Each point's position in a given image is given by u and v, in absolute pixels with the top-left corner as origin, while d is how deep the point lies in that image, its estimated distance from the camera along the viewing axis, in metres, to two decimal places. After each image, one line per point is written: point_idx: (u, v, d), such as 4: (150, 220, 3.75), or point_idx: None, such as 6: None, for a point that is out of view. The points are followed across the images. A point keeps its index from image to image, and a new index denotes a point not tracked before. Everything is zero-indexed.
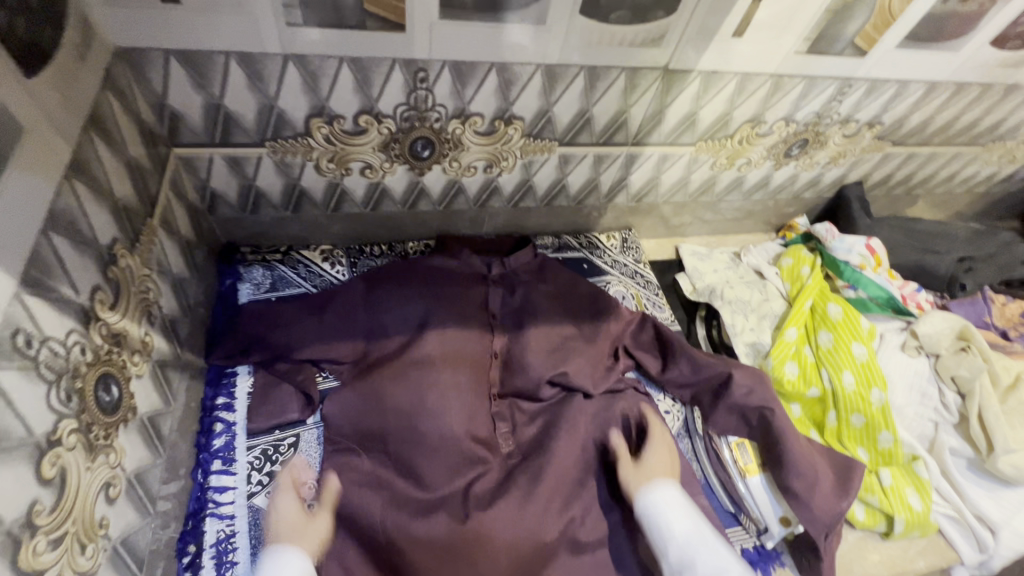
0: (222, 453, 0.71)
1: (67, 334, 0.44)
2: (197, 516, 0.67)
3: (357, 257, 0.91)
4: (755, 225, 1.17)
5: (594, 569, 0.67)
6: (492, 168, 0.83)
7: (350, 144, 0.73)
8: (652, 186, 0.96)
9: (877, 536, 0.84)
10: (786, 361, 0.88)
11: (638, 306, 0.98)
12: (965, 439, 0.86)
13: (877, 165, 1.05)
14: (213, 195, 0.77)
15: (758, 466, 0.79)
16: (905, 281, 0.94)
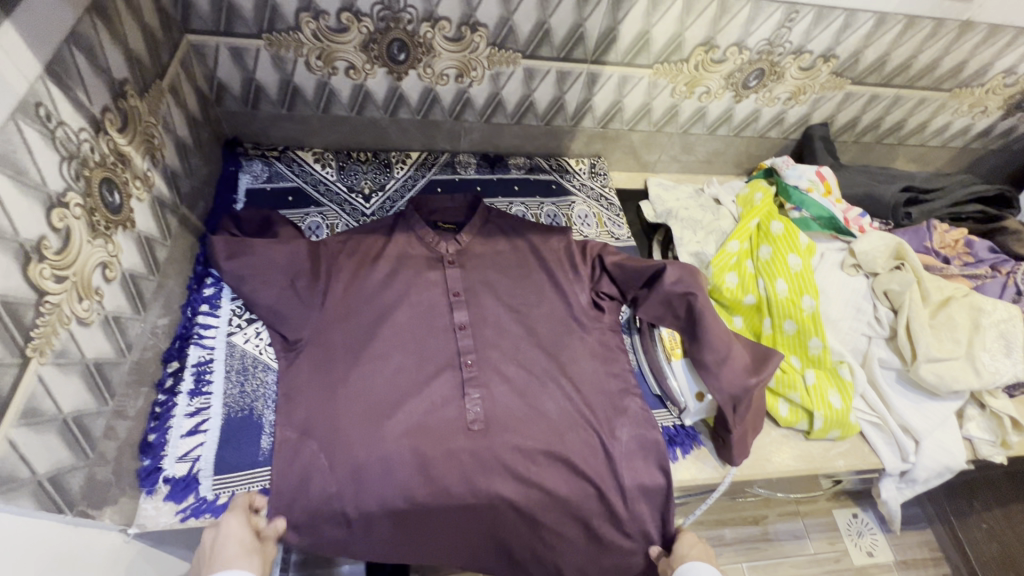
0: (210, 299, 0.84)
1: (79, 129, 0.56)
2: (183, 340, 0.79)
3: (345, 162, 1.04)
4: (726, 166, 1.23)
5: (508, 450, 0.79)
6: (463, 78, 0.93)
7: (335, 43, 0.84)
8: (617, 111, 1.04)
9: (800, 435, 0.90)
10: (726, 270, 0.94)
11: (598, 224, 1.07)
12: (894, 352, 0.91)
13: (840, 106, 1.10)
14: (220, 86, 0.89)
15: (682, 351, 0.87)
16: (850, 206, 0.98)
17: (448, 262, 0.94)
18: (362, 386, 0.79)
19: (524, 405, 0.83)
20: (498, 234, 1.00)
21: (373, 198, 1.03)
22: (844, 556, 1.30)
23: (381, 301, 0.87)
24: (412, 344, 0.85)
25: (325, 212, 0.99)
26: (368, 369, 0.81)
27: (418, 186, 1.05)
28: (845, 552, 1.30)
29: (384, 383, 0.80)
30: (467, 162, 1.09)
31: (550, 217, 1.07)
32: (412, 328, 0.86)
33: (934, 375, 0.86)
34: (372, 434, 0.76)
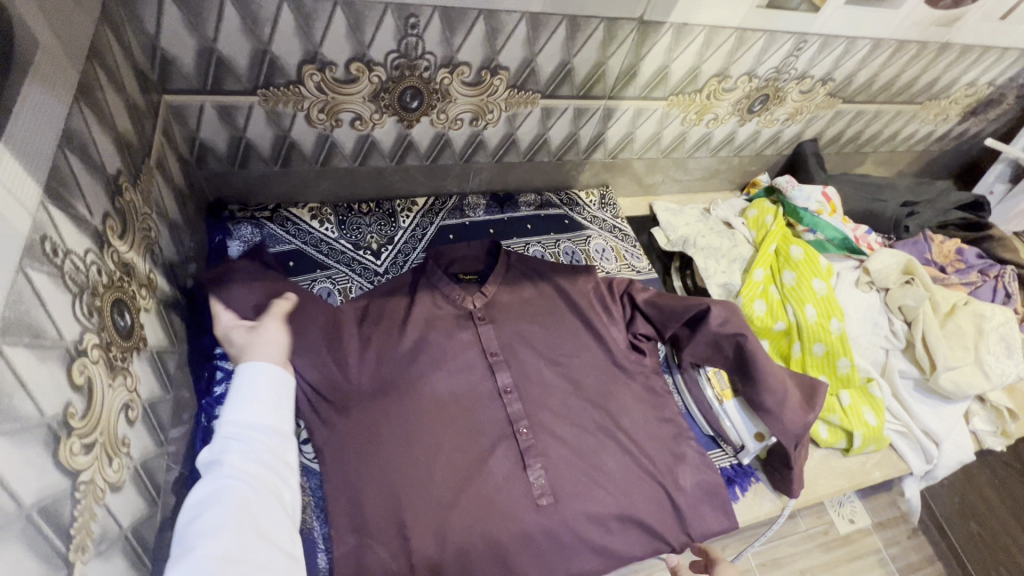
0: (224, 399, 0.73)
1: (86, 252, 0.45)
2: (205, 456, 0.68)
3: (345, 215, 0.95)
4: (722, 183, 1.25)
5: (583, 520, 0.75)
6: (478, 121, 0.87)
7: (342, 94, 0.75)
8: (628, 142, 1.02)
9: (838, 453, 0.94)
10: (754, 299, 0.96)
11: (617, 258, 1.05)
12: (911, 362, 0.96)
13: (829, 123, 1.14)
14: (202, 147, 0.77)
15: (733, 391, 0.88)
16: (857, 225, 1.04)
17: (478, 318, 0.88)
18: (415, 476, 0.73)
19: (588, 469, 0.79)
20: (523, 280, 0.94)
21: (382, 253, 0.94)
22: (829, 526, 1.32)
23: (419, 375, 0.80)
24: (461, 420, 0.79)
25: (334, 275, 0.89)
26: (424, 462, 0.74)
27: (429, 235, 0.97)
28: (831, 524, 1.31)
29: (438, 469, 0.74)
30: (477, 204, 1.03)
31: (569, 254, 1.03)
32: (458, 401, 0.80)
33: (952, 383, 0.92)
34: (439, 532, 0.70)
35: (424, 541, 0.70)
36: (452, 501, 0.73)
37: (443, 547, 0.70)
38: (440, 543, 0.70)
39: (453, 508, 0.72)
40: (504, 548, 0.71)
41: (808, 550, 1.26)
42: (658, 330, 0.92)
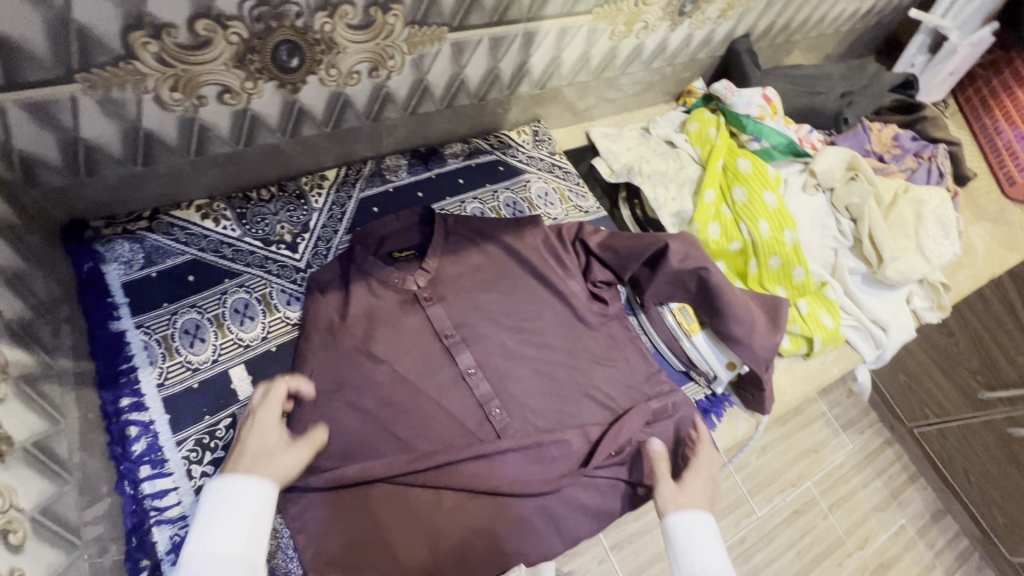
0: (148, 457, 0.62)
1: None
2: (141, 529, 0.59)
3: (244, 207, 0.80)
4: (657, 97, 1.16)
5: (574, 486, 0.73)
6: (379, 71, 0.72)
7: (196, 62, 0.58)
8: (555, 68, 0.90)
9: (800, 358, 0.96)
10: (708, 222, 0.92)
11: (561, 200, 0.97)
12: (859, 258, 0.97)
13: (761, 14, 1.06)
14: (26, 160, 0.59)
15: (698, 324, 0.87)
16: (799, 125, 1.00)
17: (425, 299, 0.79)
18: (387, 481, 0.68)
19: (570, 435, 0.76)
20: (468, 245, 0.84)
21: (300, 244, 0.81)
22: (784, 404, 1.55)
23: (370, 378, 0.71)
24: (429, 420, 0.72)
25: (247, 282, 0.76)
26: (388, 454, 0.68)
27: (349, 212, 0.85)
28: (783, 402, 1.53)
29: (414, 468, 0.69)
30: (397, 165, 0.90)
31: (510, 205, 0.93)
32: (420, 402, 0.72)
33: (898, 273, 0.94)
34: (428, 540, 0.66)
35: (409, 550, 0.65)
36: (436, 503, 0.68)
37: (433, 551, 0.65)
38: (428, 549, 0.65)
39: (436, 511, 0.67)
40: (501, 539, 0.68)
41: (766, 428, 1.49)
42: (617, 275, 0.86)
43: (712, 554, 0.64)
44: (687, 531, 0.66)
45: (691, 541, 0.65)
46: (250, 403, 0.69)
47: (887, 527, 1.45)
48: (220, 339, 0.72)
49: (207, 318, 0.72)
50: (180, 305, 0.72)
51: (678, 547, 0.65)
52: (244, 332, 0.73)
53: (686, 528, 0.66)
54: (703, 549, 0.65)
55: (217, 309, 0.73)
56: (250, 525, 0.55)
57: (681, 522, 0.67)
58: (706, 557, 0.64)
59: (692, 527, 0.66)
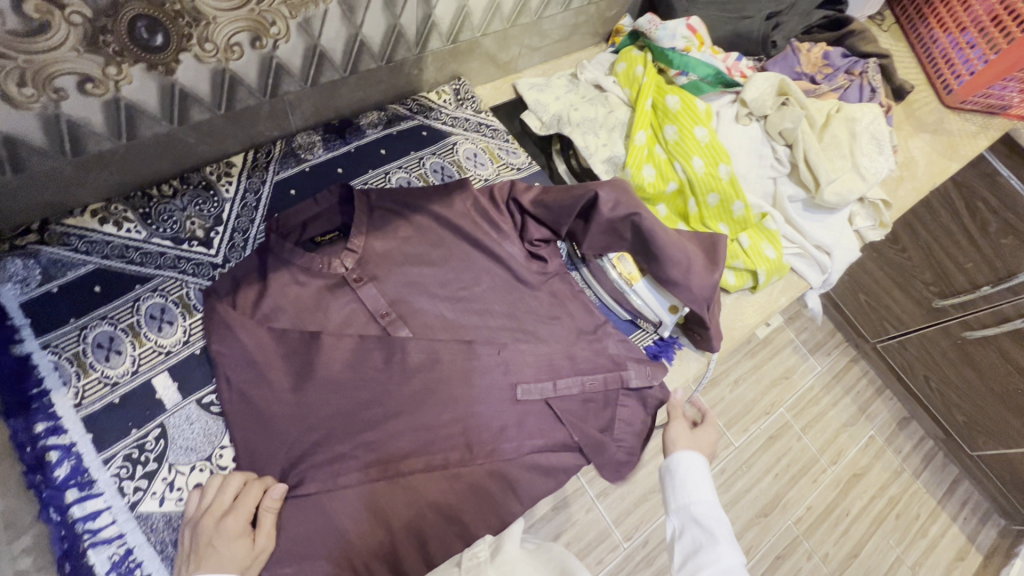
0: (74, 480, 0.60)
1: None
2: (75, 553, 0.57)
3: (147, 206, 0.74)
4: (585, 39, 1.11)
5: (528, 447, 0.73)
6: (262, 40, 0.66)
7: (40, 50, 0.52)
8: (464, 18, 0.84)
9: (747, 292, 0.96)
10: (642, 165, 0.89)
11: (492, 160, 0.93)
12: (798, 185, 0.96)
13: None
14: None
15: (641, 272, 0.88)
16: (727, 53, 0.97)
17: (354, 280, 0.76)
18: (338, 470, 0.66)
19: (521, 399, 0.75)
20: (395, 219, 0.81)
21: (214, 238, 0.76)
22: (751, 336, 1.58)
23: (301, 369, 0.69)
24: (370, 405, 0.69)
25: (160, 285, 0.71)
26: (331, 437, 0.67)
27: (265, 198, 0.80)
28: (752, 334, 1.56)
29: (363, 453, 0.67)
30: (310, 142, 0.85)
31: (438, 171, 0.89)
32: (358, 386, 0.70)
33: (836, 196, 0.93)
34: (382, 519, 0.65)
35: (363, 535, 0.64)
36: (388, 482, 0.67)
37: (389, 532, 0.65)
38: (383, 530, 0.65)
39: (389, 493, 0.67)
40: (459, 511, 0.68)
41: (738, 359, 1.51)
42: (553, 231, 0.83)
43: (705, 491, 0.65)
44: (684, 467, 0.67)
45: (684, 481, 0.66)
46: (178, 411, 0.66)
47: (857, 439, 1.51)
48: (138, 349, 0.68)
49: (121, 329, 0.68)
50: (86, 320, 0.67)
51: (676, 480, 0.67)
52: (163, 339, 0.69)
53: (682, 466, 0.67)
54: (698, 486, 0.65)
55: (129, 319, 0.69)
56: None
57: (678, 461, 0.68)
58: (696, 492, 0.65)
59: (687, 466, 0.67)
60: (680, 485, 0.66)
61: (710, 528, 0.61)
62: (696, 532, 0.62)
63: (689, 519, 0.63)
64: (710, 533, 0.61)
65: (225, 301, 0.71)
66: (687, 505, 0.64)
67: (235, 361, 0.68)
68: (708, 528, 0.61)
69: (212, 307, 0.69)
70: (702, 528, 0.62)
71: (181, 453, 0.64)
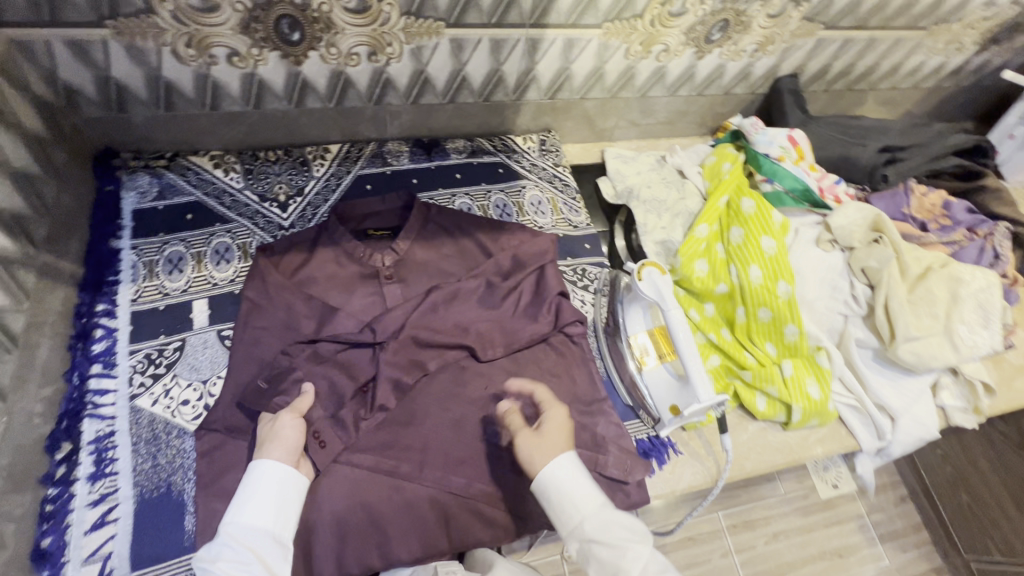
0: (102, 358, 0.71)
1: None
2: (74, 415, 0.66)
3: (252, 164, 0.88)
4: (689, 128, 1.12)
5: (477, 492, 0.71)
6: (378, 56, 0.77)
7: (206, 24, 0.67)
8: (565, 79, 0.90)
9: (778, 427, 0.86)
10: (695, 258, 0.86)
11: (553, 211, 0.96)
12: (872, 331, 0.85)
13: (811, 54, 0.99)
14: (70, 90, 0.71)
15: (658, 359, 0.81)
16: (825, 174, 0.93)
17: (385, 277, 0.81)
18: None
19: (488, 440, 0.74)
20: (441, 236, 0.86)
21: (290, 205, 0.87)
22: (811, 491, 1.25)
23: (305, 336, 0.75)
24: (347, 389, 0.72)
25: (233, 229, 0.83)
26: None
27: (343, 185, 0.90)
28: (813, 488, 1.24)
29: None
30: (399, 151, 0.95)
31: (499, 207, 0.94)
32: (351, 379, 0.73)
33: (913, 356, 0.81)
34: (309, 504, 0.66)
35: None
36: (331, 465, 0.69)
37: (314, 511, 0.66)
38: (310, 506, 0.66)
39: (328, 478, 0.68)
40: (385, 522, 0.67)
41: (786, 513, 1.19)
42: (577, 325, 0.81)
43: (588, 499, 0.60)
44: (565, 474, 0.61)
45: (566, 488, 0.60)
46: (200, 333, 0.76)
47: None
48: (195, 273, 0.79)
49: (191, 253, 0.80)
50: (169, 237, 0.80)
51: (561, 491, 0.60)
52: (216, 271, 0.80)
53: (562, 478, 0.61)
54: (576, 495, 0.60)
55: (200, 248, 0.81)
56: (264, 535, 0.56)
57: (558, 471, 0.61)
58: (585, 504, 0.60)
59: (563, 472, 0.61)
60: (573, 498, 0.60)
61: (619, 541, 0.57)
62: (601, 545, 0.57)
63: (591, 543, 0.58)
64: (617, 542, 0.57)
65: (273, 258, 0.80)
66: (588, 520, 0.59)
67: (253, 310, 0.76)
68: (623, 546, 0.57)
69: (260, 260, 0.77)
70: (605, 544, 0.57)
71: (186, 368, 0.73)
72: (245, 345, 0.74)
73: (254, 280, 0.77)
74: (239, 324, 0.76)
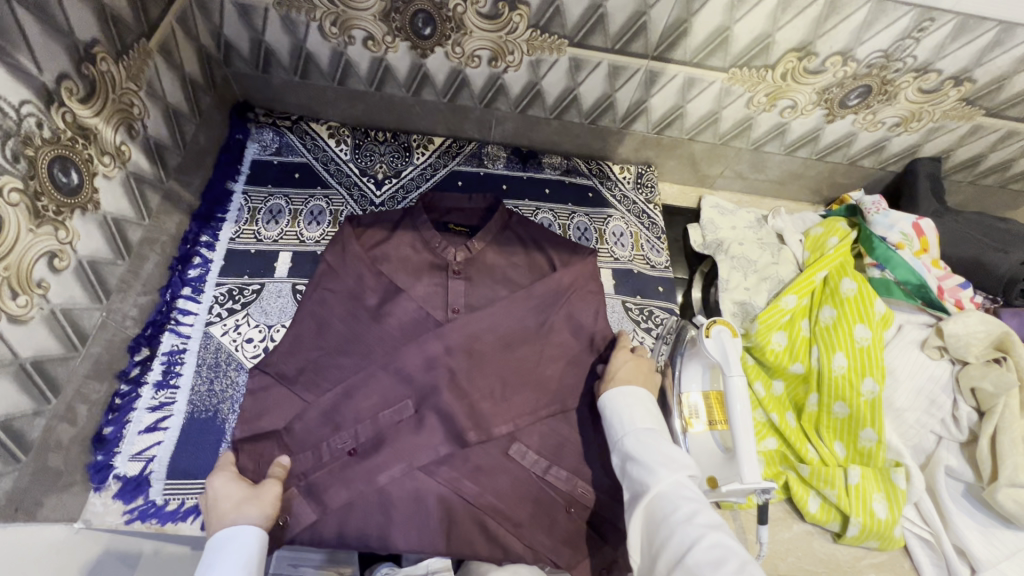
0: (193, 283, 0.78)
1: (21, 103, 0.49)
2: (158, 326, 0.74)
3: (361, 140, 0.94)
4: (801, 192, 1.04)
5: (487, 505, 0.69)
6: (497, 62, 0.80)
7: (352, 8, 0.73)
8: (677, 117, 0.88)
9: (827, 536, 0.76)
10: (774, 329, 0.79)
11: (633, 246, 0.93)
12: (968, 461, 0.74)
13: (962, 140, 0.88)
14: (227, 45, 0.81)
15: (707, 424, 0.73)
16: (949, 273, 0.81)
17: (453, 271, 0.83)
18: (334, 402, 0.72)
19: (511, 456, 0.72)
20: (516, 245, 0.86)
21: (385, 185, 0.92)
22: None
23: (365, 307, 0.78)
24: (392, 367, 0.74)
25: (331, 195, 0.89)
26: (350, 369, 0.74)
27: (437, 177, 0.94)
28: None
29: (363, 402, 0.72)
30: (496, 155, 0.97)
31: (579, 230, 0.93)
32: (389, 369, 0.73)
33: (1014, 504, 0.68)
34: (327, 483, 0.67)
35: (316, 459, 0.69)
36: (351, 454, 0.70)
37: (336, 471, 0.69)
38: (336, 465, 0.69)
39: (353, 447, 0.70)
40: (393, 505, 0.68)
41: None
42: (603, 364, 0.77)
43: (639, 418, 0.63)
44: (625, 397, 0.66)
45: (620, 410, 0.65)
46: (278, 282, 0.81)
47: None
48: (289, 227, 0.86)
49: (289, 209, 0.87)
50: (275, 190, 0.88)
51: (613, 413, 0.65)
52: (305, 229, 0.86)
53: (623, 398, 0.65)
54: (628, 413, 0.64)
55: (298, 206, 0.87)
56: None
57: (620, 395, 0.66)
58: (634, 423, 0.63)
59: (622, 397, 0.66)
60: (621, 416, 0.65)
61: (654, 458, 0.59)
62: (637, 461, 0.60)
63: (630, 453, 0.61)
64: (647, 460, 0.59)
65: (358, 229, 0.84)
66: (631, 438, 0.62)
67: (324, 272, 0.80)
68: (659, 463, 0.58)
69: (344, 227, 0.81)
70: (639, 460, 0.60)
71: (258, 309, 0.79)
72: (309, 303, 0.78)
73: (333, 245, 0.82)
74: (310, 283, 0.80)
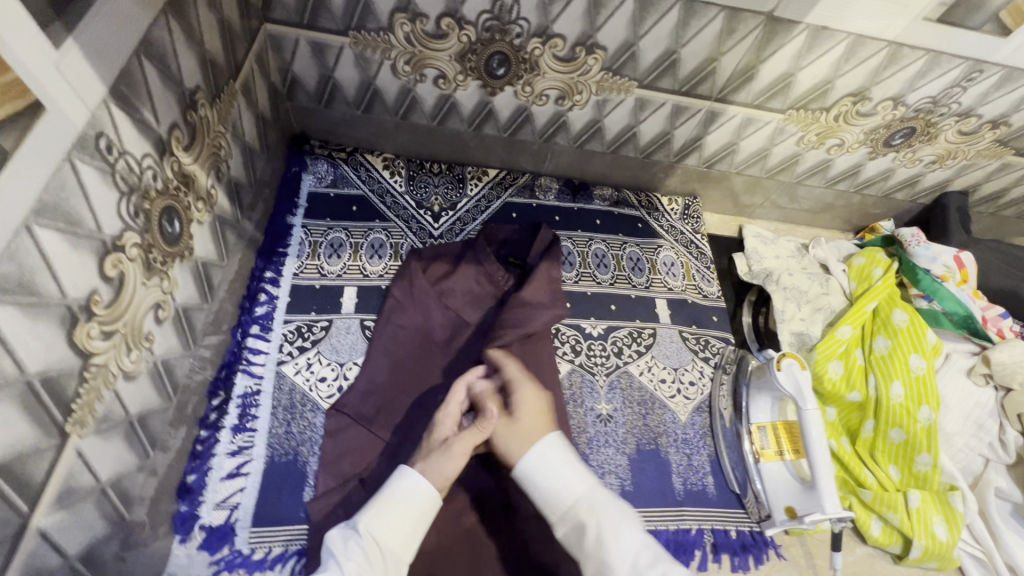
0: (261, 320, 0.77)
1: (143, 156, 0.48)
2: (231, 367, 0.72)
3: (416, 172, 0.94)
4: (834, 221, 1.09)
5: None
6: (564, 100, 0.82)
7: (430, 49, 0.74)
8: (728, 153, 0.91)
9: (887, 557, 0.80)
10: (832, 359, 0.82)
11: (684, 275, 0.96)
12: (1017, 483, 0.78)
13: (991, 175, 0.94)
14: (293, 80, 0.80)
15: (777, 453, 0.78)
16: (990, 304, 0.85)
17: None
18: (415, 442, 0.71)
19: None
20: None
21: (442, 217, 0.92)
22: None
23: (439, 344, 0.78)
24: None
25: (389, 228, 0.89)
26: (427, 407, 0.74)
27: (492, 209, 0.94)
28: None
29: None
30: (549, 187, 0.98)
31: (632, 261, 0.95)
32: None
33: None
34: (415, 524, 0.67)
35: None
36: None
37: None
38: None
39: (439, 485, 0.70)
40: (483, 544, 0.67)
41: None
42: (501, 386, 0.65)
43: (564, 479, 0.53)
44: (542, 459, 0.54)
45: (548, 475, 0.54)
46: (346, 317, 0.81)
47: None
48: (351, 261, 0.85)
49: (350, 242, 0.86)
50: (334, 223, 0.87)
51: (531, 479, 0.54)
52: (367, 263, 0.85)
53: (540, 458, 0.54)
54: (551, 475, 0.53)
55: (357, 238, 0.87)
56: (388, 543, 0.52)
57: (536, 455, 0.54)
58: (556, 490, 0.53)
59: (538, 458, 0.54)
60: (543, 484, 0.54)
61: (604, 529, 0.50)
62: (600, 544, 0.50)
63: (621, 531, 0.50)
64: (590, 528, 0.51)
65: (422, 263, 0.84)
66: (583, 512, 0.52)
67: (394, 308, 0.80)
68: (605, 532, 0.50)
69: (412, 262, 0.82)
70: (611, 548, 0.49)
71: (328, 346, 0.78)
72: (382, 341, 0.78)
73: (400, 281, 0.82)
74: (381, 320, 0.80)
